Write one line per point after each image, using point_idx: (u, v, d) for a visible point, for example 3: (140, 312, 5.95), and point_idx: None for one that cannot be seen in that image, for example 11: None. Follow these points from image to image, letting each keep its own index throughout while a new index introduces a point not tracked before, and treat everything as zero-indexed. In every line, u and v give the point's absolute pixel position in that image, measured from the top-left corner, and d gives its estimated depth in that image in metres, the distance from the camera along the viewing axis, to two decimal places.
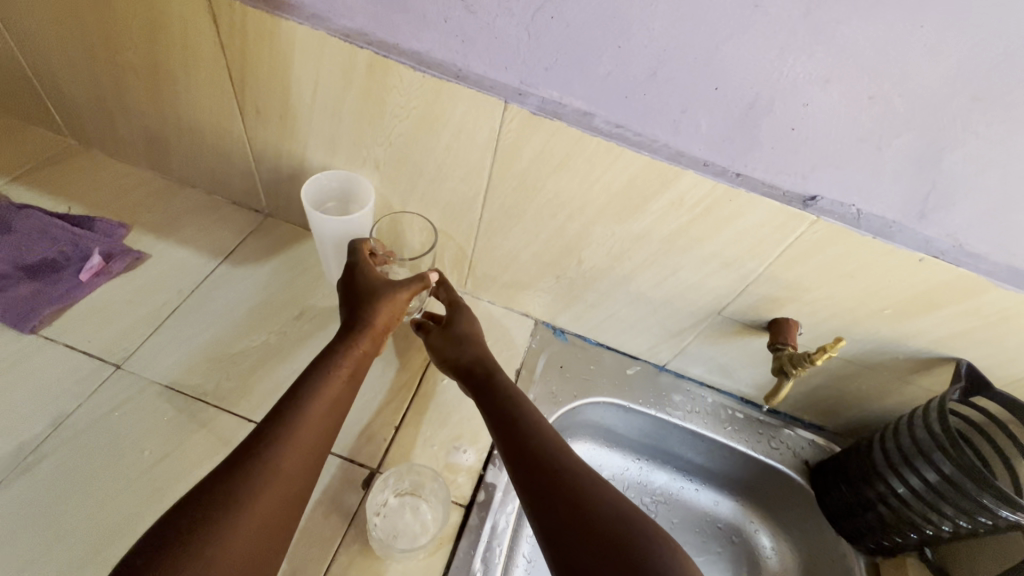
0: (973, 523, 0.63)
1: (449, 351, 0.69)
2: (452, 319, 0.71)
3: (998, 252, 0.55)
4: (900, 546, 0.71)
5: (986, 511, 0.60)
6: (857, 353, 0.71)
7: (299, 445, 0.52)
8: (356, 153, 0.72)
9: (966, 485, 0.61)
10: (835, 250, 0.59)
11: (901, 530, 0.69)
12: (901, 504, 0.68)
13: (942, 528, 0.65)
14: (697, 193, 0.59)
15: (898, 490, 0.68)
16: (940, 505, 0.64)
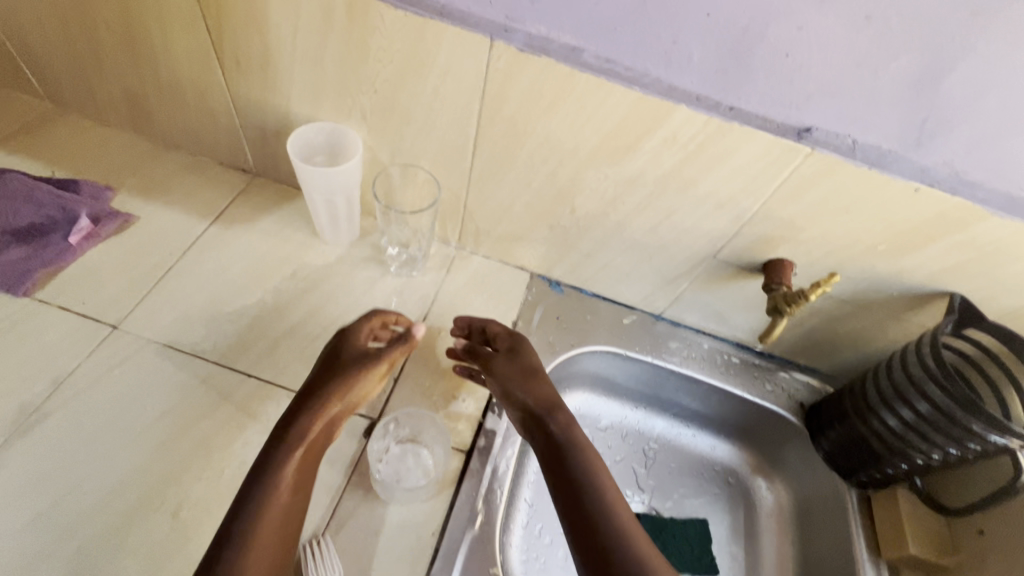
0: (962, 451, 0.64)
1: (516, 381, 0.66)
2: (515, 353, 0.70)
3: (995, 178, 0.55)
4: (892, 481, 0.73)
5: (976, 437, 0.62)
6: (852, 291, 0.71)
7: (273, 516, 0.52)
8: (340, 103, 0.70)
9: (958, 413, 0.62)
10: (830, 184, 0.59)
11: (893, 462, 0.70)
12: (893, 437, 0.69)
13: (932, 457, 0.67)
14: (691, 129, 0.58)
15: (889, 423, 0.69)
16: (931, 435, 0.65)
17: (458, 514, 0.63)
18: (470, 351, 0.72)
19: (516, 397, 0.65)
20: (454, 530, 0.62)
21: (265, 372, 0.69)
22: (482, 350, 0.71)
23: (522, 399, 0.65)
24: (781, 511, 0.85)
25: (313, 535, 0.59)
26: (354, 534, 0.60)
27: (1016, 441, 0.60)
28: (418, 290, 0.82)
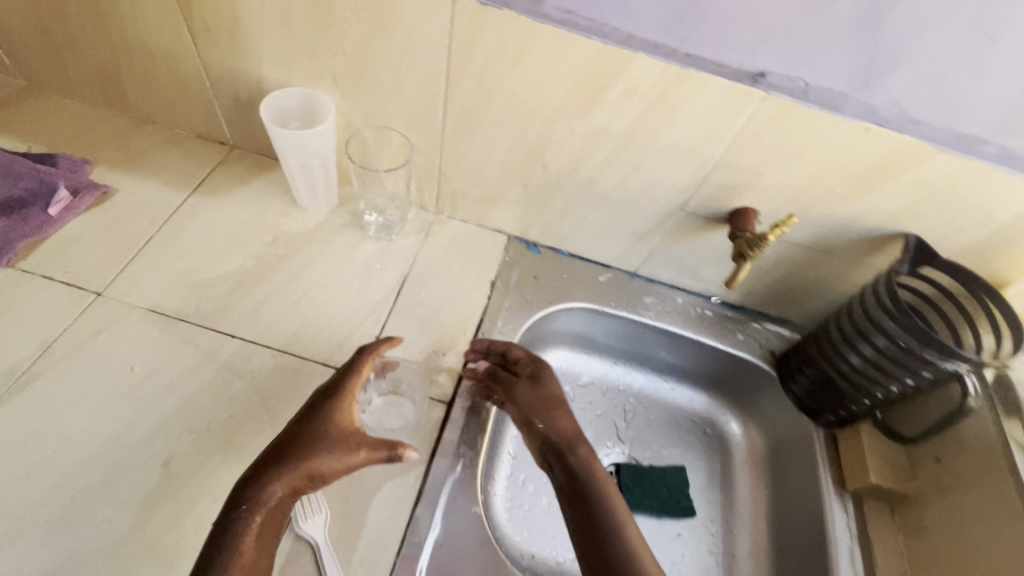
0: (919, 380, 0.67)
1: (540, 409, 0.67)
2: (540, 381, 0.70)
3: (943, 117, 0.56)
4: (858, 419, 0.76)
5: (930, 365, 0.65)
6: (813, 237, 0.74)
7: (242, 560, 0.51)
8: (311, 67, 0.71)
9: (913, 346, 0.65)
10: (786, 128, 0.61)
11: (856, 399, 0.74)
12: (856, 374, 0.72)
13: (891, 389, 0.70)
14: (651, 77, 0.60)
15: (853, 360, 0.72)
16: (891, 367, 0.68)
17: (441, 460, 0.66)
18: (490, 376, 0.70)
19: (538, 427, 0.66)
20: (437, 473, 0.65)
21: (250, 333, 0.71)
22: (503, 375, 0.70)
23: (544, 430, 0.66)
24: (755, 454, 0.88)
25: None
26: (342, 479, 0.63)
27: (965, 366, 0.63)
28: (397, 254, 0.83)
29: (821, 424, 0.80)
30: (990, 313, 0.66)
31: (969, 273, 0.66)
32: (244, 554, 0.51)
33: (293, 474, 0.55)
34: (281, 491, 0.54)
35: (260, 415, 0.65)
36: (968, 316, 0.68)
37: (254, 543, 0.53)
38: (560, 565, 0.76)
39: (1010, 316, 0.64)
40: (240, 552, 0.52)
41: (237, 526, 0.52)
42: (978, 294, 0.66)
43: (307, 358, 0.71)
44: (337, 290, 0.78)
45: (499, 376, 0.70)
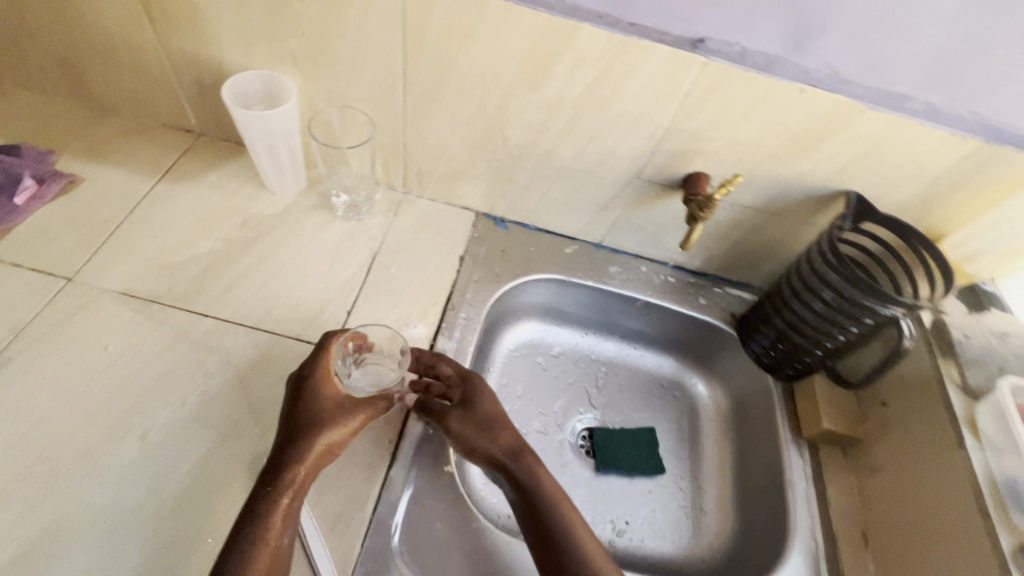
0: (861, 327, 0.71)
1: (477, 437, 0.66)
2: (472, 404, 0.68)
3: (868, 75, 0.61)
4: (812, 370, 0.80)
5: (869, 311, 0.69)
6: (764, 199, 0.77)
7: (265, 551, 0.54)
8: (271, 49, 0.72)
9: (853, 293, 0.69)
10: (727, 91, 0.64)
11: (808, 350, 0.78)
12: (807, 326, 0.76)
13: (839, 338, 0.74)
14: (597, 47, 0.63)
15: (801, 311, 0.76)
16: (835, 314, 0.72)
17: (413, 425, 0.69)
18: (422, 404, 0.68)
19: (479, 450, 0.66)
20: (410, 436, 0.68)
21: (222, 312, 0.73)
22: (434, 404, 0.68)
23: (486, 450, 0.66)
24: (721, 413, 0.92)
25: None
26: None
27: (901, 310, 0.67)
28: (367, 233, 0.85)
29: (779, 378, 0.84)
30: (928, 263, 0.70)
31: (904, 224, 0.70)
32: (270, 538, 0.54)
33: (315, 451, 0.59)
34: (306, 468, 0.59)
35: (235, 388, 0.67)
36: (908, 267, 0.72)
37: (281, 526, 0.56)
38: None
39: (944, 266, 0.68)
40: (269, 536, 0.55)
41: (263, 512, 0.55)
42: (913, 243, 0.70)
43: (280, 334, 0.73)
44: (309, 268, 0.80)
45: (432, 404, 0.68)
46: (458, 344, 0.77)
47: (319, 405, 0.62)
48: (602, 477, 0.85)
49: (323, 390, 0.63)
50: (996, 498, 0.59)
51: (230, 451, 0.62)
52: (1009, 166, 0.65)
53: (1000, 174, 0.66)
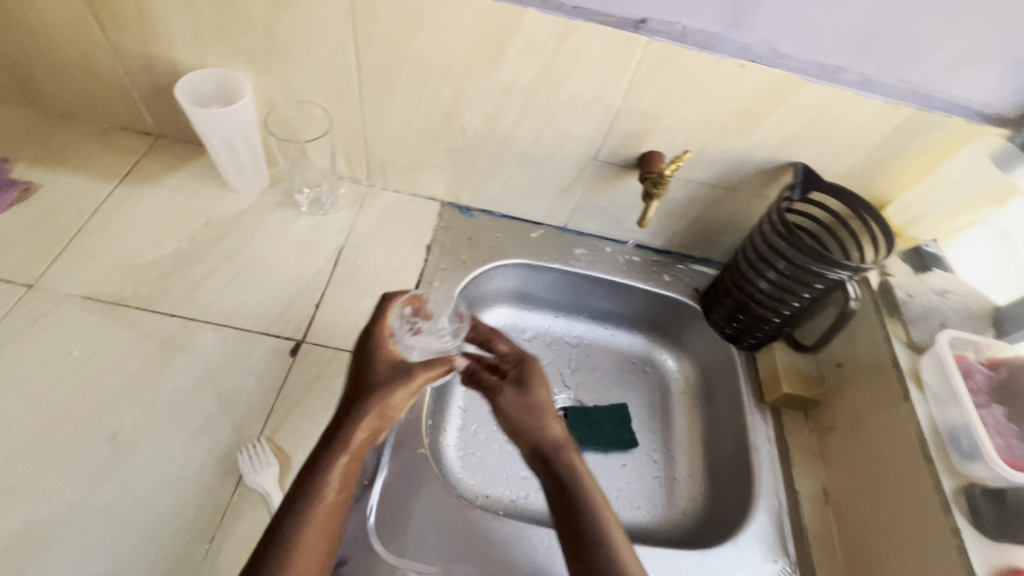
0: (810, 291, 0.74)
1: (522, 420, 0.62)
2: (522, 385, 0.65)
3: (803, 48, 0.64)
4: (771, 336, 0.83)
5: (818, 277, 0.71)
6: (717, 174, 0.79)
7: (322, 511, 0.53)
8: (224, 46, 0.72)
9: (799, 260, 0.72)
10: (672, 70, 0.66)
11: (767, 319, 0.81)
12: (764, 296, 0.79)
13: (795, 305, 0.77)
14: (544, 31, 0.64)
15: (756, 281, 0.79)
16: (785, 281, 0.75)
17: None
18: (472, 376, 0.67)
19: (524, 435, 0.62)
20: None
21: (189, 311, 0.73)
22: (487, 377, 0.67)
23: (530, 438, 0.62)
24: (690, 385, 0.95)
25: (252, 439, 0.64)
26: (289, 434, 0.66)
27: (847, 274, 0.69)
28: (333, 227, 0.86)
29: (743, 346, 0.87)
30: (870, 227, 0.73)
31: (847, 192, 0.73)
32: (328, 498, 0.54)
33: (370, 416, 0.58)
34: (365, 431, 0.57)
35: (205, 384, 0.67)
36: (855, 234, 0.74)
37: (338, 483, 0.55)
38: (513, 503, 0.80)
39: (884, 230, 0.71)
40: (326, 494, 0.54)
41: (321, 471, 0.54)
42: (856, 209, 0.73)
43: (249, 330, 0.73)
44: (276, 264, 0.80)
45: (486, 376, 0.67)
46: None
47: (379, 366, 0.61)
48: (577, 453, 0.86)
49: (383, 351, 0.62)
50: (938, 446, 0.62)
51: (203, 445, 0.63)
52: (942, 131, 0.68)
53: (934, 140, 0.69)
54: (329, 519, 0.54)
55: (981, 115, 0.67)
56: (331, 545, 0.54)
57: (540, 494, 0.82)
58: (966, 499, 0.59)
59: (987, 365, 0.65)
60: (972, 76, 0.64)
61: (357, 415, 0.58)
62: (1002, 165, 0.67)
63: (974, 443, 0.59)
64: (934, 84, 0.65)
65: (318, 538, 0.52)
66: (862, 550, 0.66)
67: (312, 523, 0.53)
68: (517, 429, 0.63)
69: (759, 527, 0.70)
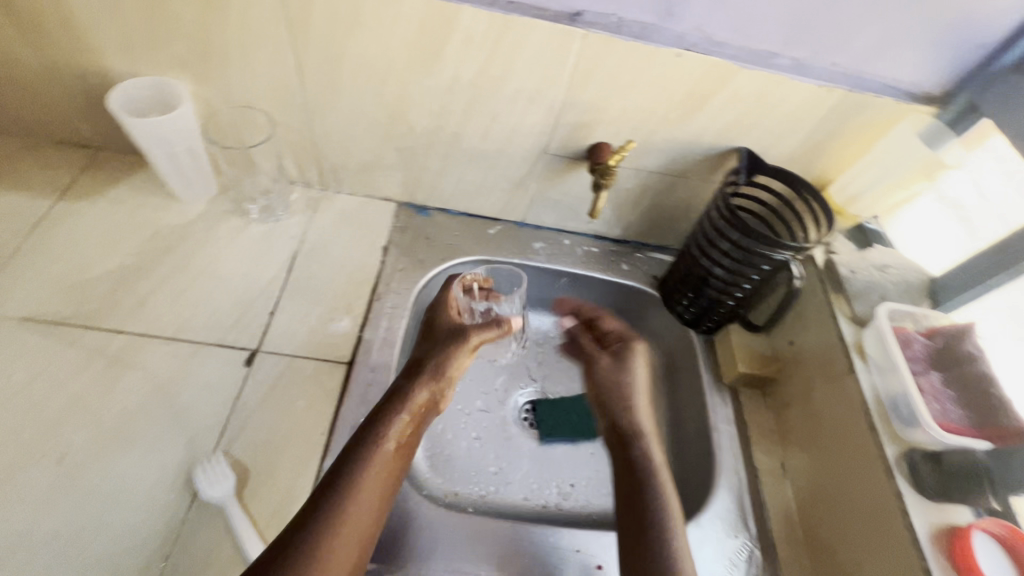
0: (760, 272, 0.76)
1: (611, 390, 0.78)
2: (619, 364, 0.80)
3: (735, 36, 0.65)
4: (728, 317, 0.84)
5: (765, 259, 0.73)
6: (665, 163, 0.81)
7: (390, 442, 0.60)
8: (157, 54, 0.71)
9: (747, 244, 0.72)
10: (611, 61, 0.67)
11: (721, 302, 0.82)
12: (717, 280, 0.80)
13: (745, 287, 0.79)
14: (480, 27, 0.64)
15: (709, 267, 0.80)
16: (736, 265, 0.76)
17: (345, 416, 0.69)
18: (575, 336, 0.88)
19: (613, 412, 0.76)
20: (342, 429, 0.68)
21: (136, 326, 0.71)
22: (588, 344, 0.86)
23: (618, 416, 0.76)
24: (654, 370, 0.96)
25: (208, 452, 0.63)
26: (245, 445, 0.65)
27: (790, 254, 0.71)
28: (286, 233, 0.85)
29: (702, 329, 0.88)
30: (812, 206, 0.74)
31: (789, 174, 0.74)
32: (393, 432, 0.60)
33: (428, 380, 0.66)
34: (426, 381, 0.66)
35: (156, 401, 0.66)
36: (798, 214, 0.76)
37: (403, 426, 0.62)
38: (482, 498, 0.81)
39: (824, 209, 0.72)
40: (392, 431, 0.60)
41: (389, 409, 0.62)
42: (798, 189, 0.75)
43: (200, 343, 0.72)
44: (228, 274, 0.79)
45: (601, 344, 0.85)
46: (387, 333, 0.78)
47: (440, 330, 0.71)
48: (546, 445, 0.88)
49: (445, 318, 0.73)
50: (881, 415, 0.65)
51: (156, 462, 0.62)
52: (873, 110, 0.70)
53: (866, 119, 0.71)
54: (389, 467, 0.59)
55: (908, 94, 0.69)
56: (390, 491, 0.58)
57: (509, 487, 0.83)
58: (907, 463, 0.61)
59: (925, 334, 0.67)
60: (896, 56, 0.66)
61: (419, 377, 0.66)
62: (930, 143, 0.70)
63: (912, 411, 0.62)
64: (863, 65, 0.67)
65: (383, 465, 0.58)
66: (817, 520, 0.68)
67: (375, 466, 0.58)
68: (609, 399, 0.77)
69: (720, 506, 0.71)
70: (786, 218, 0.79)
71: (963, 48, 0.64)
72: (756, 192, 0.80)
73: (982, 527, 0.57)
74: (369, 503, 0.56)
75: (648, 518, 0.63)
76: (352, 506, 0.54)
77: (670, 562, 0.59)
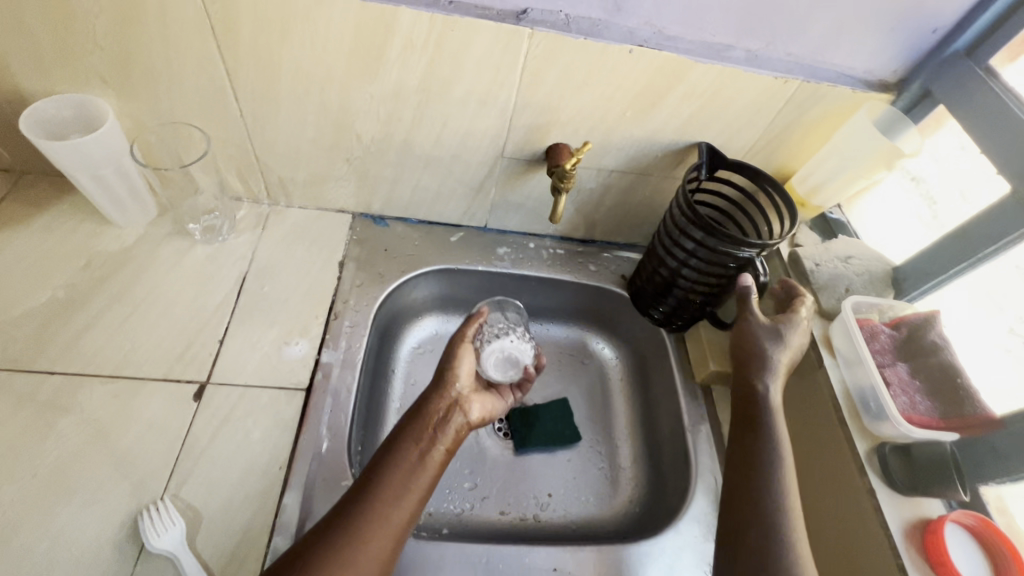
0: (724, 271, 0.74)
1: (749, 349, 0.66)
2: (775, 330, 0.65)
3: (687, 28, 0.63)
4: (693, 315, 0.84)
5: (730, 257, 0.71)
6: (626, 160, 0.78)
7: (412, 442, 0.64)
8: (72, 70, 0.65)
9: (710, 244, 0.71)
10: (562, 60, 0.64)
11: (690, 301, 0.81)
12: (684, 279, 0.78)
13: (713, 284, 0.77)
14: (422, 29, 0.61)
15: (673, 267, 0.78)
16: (700, 264, 0.75)
17: (304, 446, 0.66)
18: (742, 294, 0.68)
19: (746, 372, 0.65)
20: (302, 459, 0.65)
21: (70, 366, 0.66)
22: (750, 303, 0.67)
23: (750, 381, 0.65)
24: (627, 370, 0.95)
25: (155, 497, 0.59)
26: (196, 486, 0.61)
27: (754, 251, 0.69)
28: (233, 253, 0.80)
29: (669, 327, 0.87)
30: (773, 200, 0.73)
31: (750, 167, 0.73)
32: (416, 432, 0.65)
33: (448, 392, 0.69)
34: (440, 383, 0.70)
35: (96, 446, 0.61)
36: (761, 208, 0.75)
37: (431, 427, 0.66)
38: (458, 516, 0.78)
39: (786, 204, 0.71)
40: (416, 433, 0.65)
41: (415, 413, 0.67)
42: (759, 184, 0.73)
43: (143, 378, 0.67)
44: (171, 301, 0.74)
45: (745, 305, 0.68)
46: (346, 353, 0.75)
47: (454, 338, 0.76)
48: (520, 456, 0.85)
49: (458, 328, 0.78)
50: (850, 409, 0.64)
51: (98, 513, 0.58)
52: (830, 100, 0.69)
53: (824, 109, 0.70)
54: (418, 465, 0.63)
55: (864, 82, 0.69)
56: (423, 496, 0.62)
57: (485, 502, 0.80)
58: (878, 458, 0.61)
59: (890, 325, 0.67)
60: (851, 44, 0.65)
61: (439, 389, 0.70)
62: (885, 132, 0.71)
63: (880, 403, 0.61)
64: (818, 54, 0.66)
65: (409, 463, 0.62)
66: None
67: (400, 469, 0.62)
68: (755, 354, 0.65)
69: (698, 508, 0.72)
70: (747, 212, 0.78)
71: (916, 34, 0.63)
72: (718, 185, 0.79)
73: (955, 520, 0.56)
74: (400, 507, 0.60)
75: (757, 487, 0.58)
76: (380, 500, 0.59)
77: (771, 535, 0.54)
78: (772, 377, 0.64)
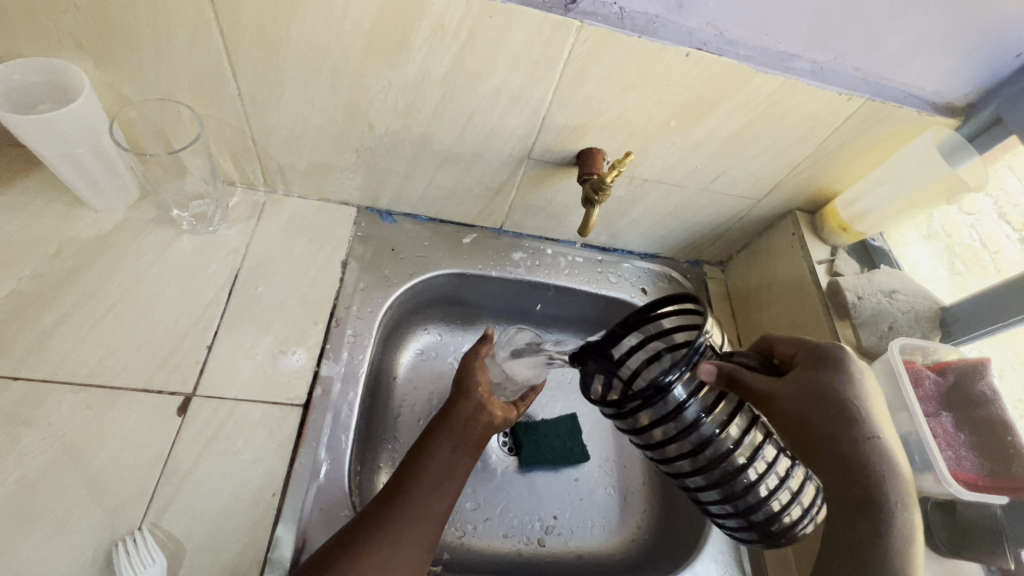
0: (728, 408, 0.51)
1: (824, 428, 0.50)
2: (821, 387, 0.51)
3: (753, 33, 0.56)
4: (783, 445, 0.53)
5: (688, 431, 0.50)
6: (662, 171, 0.72)
7: (438, 452, 0.60)
8: (41, 32, 0.55)
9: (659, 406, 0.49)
10: (609, 60, 0.57)
11: (742, 489, 0.51)
12: (716, 493, 0.53)
13: (736, 458, 0.50)
14: (455, 14, 0.53)
15: (724, 513, 0.54)
16: (708, 431, 0.50)
17: (300, 469, 0.60)
18: (728, 380, 0.48)
19: (847, 462, 0.50)
20: (297, 482, 0.59)
21: (36, 371, 0.59)
22: (752, 383, 0.49)
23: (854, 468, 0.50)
24: None
25: (131, 528, 0.53)
26: (180, 516, 0.55)
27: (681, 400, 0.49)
28: (224, 247, 0.72)
29: (779, 523, 0.53)
30: (678, 317, 0.56)
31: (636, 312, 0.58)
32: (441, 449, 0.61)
33: (462, 410, 0.64)
34: (466, 389, 0.66)
35: (65, 467, 0.55)
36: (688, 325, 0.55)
37: (455, 437, 0.62)
38: (460, 540, 0.73)
39: (655, 304, 0.57)
40: (439, 444, 0.61)
41: (438, 424, 0.63)
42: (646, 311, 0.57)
43: (122, 388, 0.60)
44: (153, 300, 0.66)
45: (748, 386, 0.49)
46: (347, 366, 0.68)
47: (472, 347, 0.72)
48: (526, 474, 0.80)
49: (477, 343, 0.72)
50: None
51: (66, 546, 0.51)
52: (895, 121, 0.63)
53: (883, 131, 0.65)
54: (440, 472, 0.59)
55: (932, 104, 0.63)
56: (433, 539, 0.56)
57: (487, 525, 0.75)
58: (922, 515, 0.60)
59: (934, 369, 0.63)
60: (925, 63, 0.59)
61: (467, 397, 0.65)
62: (948, 159, 0.64)
63: (926, 458, 0.59)
64: (889, 71, 0.60)
65: (436, 476, 0.59)
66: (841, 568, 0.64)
67: (425, 484, 0.58)
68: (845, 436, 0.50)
69: (715, 546, 0.70)
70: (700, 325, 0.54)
71: (998, 56, 0.58)
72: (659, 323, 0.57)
73: None
74: (404, 561, 0.53)
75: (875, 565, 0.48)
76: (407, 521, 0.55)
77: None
78: (883, 460, 0.50)
